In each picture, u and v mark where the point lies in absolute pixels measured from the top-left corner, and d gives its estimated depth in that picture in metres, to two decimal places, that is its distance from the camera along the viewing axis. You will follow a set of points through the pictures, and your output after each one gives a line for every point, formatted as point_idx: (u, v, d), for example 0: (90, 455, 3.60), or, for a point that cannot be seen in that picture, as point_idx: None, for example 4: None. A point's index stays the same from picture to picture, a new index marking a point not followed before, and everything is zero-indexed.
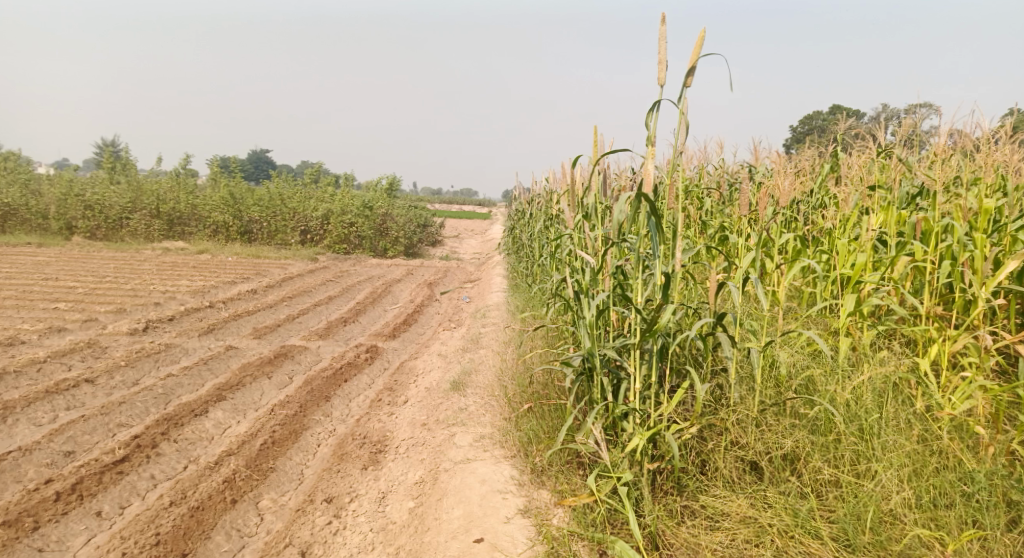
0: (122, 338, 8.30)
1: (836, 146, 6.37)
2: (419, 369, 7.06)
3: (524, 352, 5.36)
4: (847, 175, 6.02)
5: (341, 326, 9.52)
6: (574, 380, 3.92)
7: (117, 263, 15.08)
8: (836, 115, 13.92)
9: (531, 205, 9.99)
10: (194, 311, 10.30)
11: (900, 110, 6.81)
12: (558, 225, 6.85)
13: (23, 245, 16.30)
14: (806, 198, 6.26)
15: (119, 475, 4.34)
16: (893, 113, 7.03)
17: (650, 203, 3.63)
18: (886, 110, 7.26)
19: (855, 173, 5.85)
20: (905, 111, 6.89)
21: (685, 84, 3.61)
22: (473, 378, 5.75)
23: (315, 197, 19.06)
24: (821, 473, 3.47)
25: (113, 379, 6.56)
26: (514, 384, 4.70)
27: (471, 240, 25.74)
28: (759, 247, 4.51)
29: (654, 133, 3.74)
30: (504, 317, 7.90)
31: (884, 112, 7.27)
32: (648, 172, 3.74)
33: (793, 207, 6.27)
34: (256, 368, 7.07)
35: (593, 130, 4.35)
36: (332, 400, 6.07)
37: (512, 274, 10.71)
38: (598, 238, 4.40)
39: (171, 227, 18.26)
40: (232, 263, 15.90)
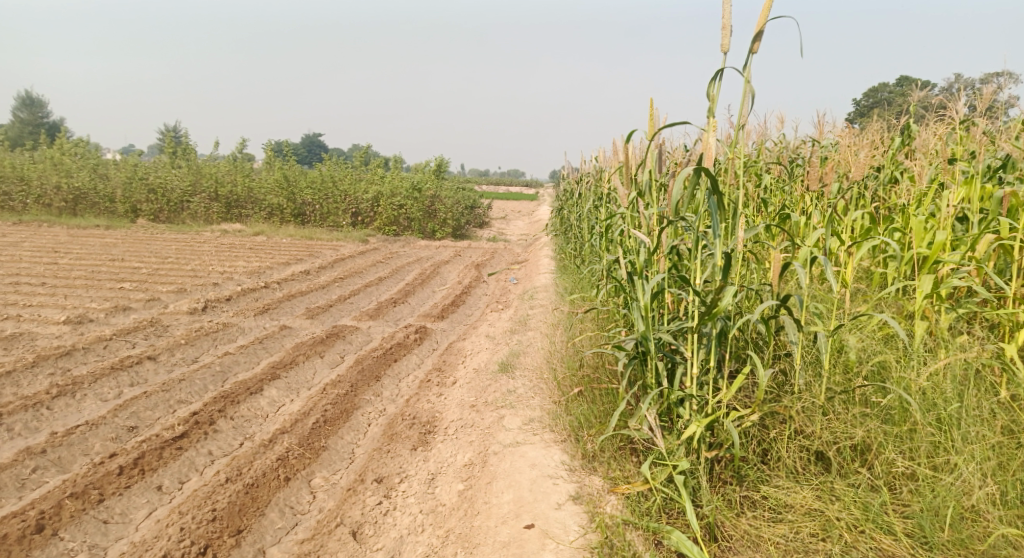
0: (183, 317, 8.52)
1: (909, 118, 6.08)
2: (468, 350, 7.04)
3: (574, 335, 5.28)
4: (921, 149, 5.75)
5: (391, 307, 9.59)
6: (627, 364, 3.86)
7: (178, 244, 15.51)
8: (903, 88, 13.30)
9: (581, 184, 9.85)
10: (250, 291, 10.52)
11: (977, 81, 6.46)
12: (609, 204, 6.73)
13: (92, 228, 16.93)
14: (875, 174, 6.00)
15: (178, 450, 4.42)
16: (969, 83, 6.68)
17: (711, 179, 3.50)
18: (960, 81, 6.93)
19: (929, 147, 5.59)
20: (982, 81, 6.53)
21: (751, 49, 3.47)
22: (522, 360, 5.69)
23: (366, 179, 19.23)
24: (895, 465, 3.34)
25: (174, 356, 6.74)
26: (565, 366, 4.63)
27: (518, 222, 25.64)
28: (828, 227, 4.35)
29: (713, 103, 3.61)
30: (552, 299, 7.83)
31: (958, 83, 6.92)
32: (709, 144, 3.61)
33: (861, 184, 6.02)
34: (309, 347, 7.16)
35: (648, 101, 4.22)
36: (382, 381, 6.09)
37: (560, 255, 10.62)
38: (653, 217, 4.28)
39: (229, 209, 18.70)
40: (287, 245, 16.20)
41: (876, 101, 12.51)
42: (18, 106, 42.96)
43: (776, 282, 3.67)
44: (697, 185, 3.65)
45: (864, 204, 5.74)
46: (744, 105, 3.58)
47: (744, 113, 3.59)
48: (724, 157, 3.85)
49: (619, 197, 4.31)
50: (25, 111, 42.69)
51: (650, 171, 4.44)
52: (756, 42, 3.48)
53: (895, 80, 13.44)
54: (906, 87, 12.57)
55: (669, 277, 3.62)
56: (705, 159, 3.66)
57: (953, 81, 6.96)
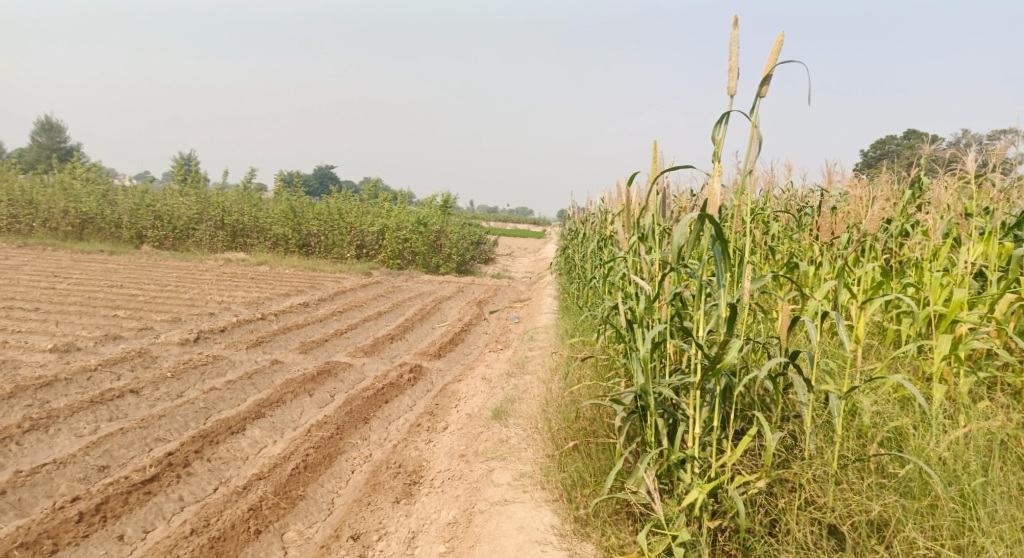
0: (173, 348, 8.31)
1: (920, 170, 5.93)
2: (463, 393, 6.79)
3: (571, 382, 5.05)
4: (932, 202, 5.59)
5: (388, 343, 9.37)
6: (625, 419, 3.65)
7: (180, 272, 15.39)
8: (912, 139, 13.19)
9: (585, 225, 9.69)
10: (246, 322, 10.32)
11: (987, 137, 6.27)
12: (611, 246, 6.55)
13: (95, 253, 16.86)
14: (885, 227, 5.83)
15: (146, 496, 4.18)
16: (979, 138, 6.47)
17: (716, 226, 3.30)
18: (967, 135, 6.80)
19: (941, 201, 5.43)
20: (993, 136, 6.36)
21: (760, 92, 3.30)
22: (516, 406, 5.45)
23: (372, 212, 19.15)
24: (915, 544, 3.12)
25: (158, 390, 6.52)
26: (559, 417, 4.40)
27: (524, 259, 25.48)
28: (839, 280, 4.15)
29: (719, 148, 3.43)
30: (552, 342, 7.59)
31: (966, 137, 6.80)
32: (715, 191, 3.42)
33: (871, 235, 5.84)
34: (299, 385, 6.93)
35: (651, 143, 4.05)
36: (370, 423, 5.85)
37: (563, 295, 10.40)
38: (655, 262, 4.08)
39: (234, 238, 18.61)
40: (289, 276, 16.06)
41: (886, 150, 12.35)
42: (36, 130, 43.48)
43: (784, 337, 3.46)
44: (700, 232, 3.46)
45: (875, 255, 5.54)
46: (751, 150, 3.40)
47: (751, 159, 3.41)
48: (729, 203, 3.66)
49: (620, 241, 4.11)
50: (42, 134, 43.35)
51: (653, 216, 4.25)
52: (765, 85, 3.31)
53: (904, 129, 13.32)
54: (917, 136, 12.43)
55: (671, 328, 3.40)
56: (709, 205, 3.47)
57: (962, 137, 6.77)
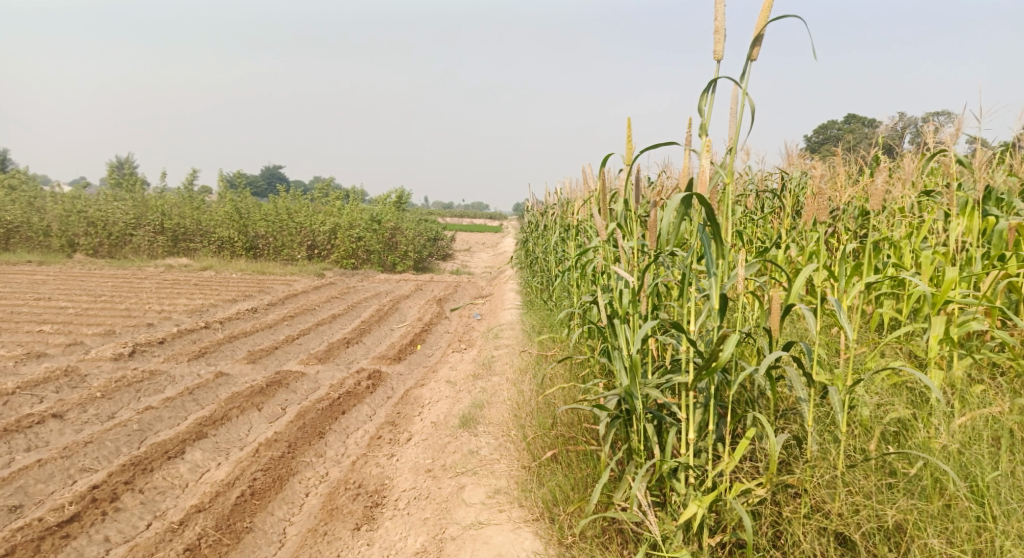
0: (105, 364, 7.68)
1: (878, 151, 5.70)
2: (426, 399, 6.33)
3: (545, 384, 4.64)
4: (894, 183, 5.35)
5: (343, 347, 8.85)
6: (610, 426, 3.26)
7: (116, 281, 14.56)
8: (859, 120, 13.26)
9: (546, 215, 9.30)
10: (188, 332, 9.68)
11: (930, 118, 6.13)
12: (577, 237, 6.17)
13: (24, 264, 15.89)
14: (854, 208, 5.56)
15: (63, 540, 3.69)
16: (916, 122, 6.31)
17: (706, 207, 2.90)
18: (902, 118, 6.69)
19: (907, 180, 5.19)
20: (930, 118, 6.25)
21: (749, 56, 2.93)
22: (485, 412, 5.02)
23: (323, 211, 18.47)
24: (934, 552, 2.75)
25: (85, 414, 5.94)
26: (536, 426, 3.99)
27: (483, 254, 25.02)
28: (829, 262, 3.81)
29: (706, 120, 3.05)
30: (519, 339, 7.19)
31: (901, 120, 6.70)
32: (704, 170, 3.04)
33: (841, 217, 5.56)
34: (246, 399, 6.38)
35: (625, 121, 3.66)
36: (326, 438, 5.36)
37: (527, 289, 10.00)
38: (633, 250, 3.69)
39: (175, 243, 17.74)
40: (236, 280, 15.35)
41: (845, 129, 12.26)
42: None
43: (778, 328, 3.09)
44: (686, 216, 3.04)
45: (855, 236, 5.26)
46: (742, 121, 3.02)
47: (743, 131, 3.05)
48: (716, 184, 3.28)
49: (596, 226, 3.72)
50: None
51: (626, 201, 3.86)
52: (755, 48, 2.95)
53: (852, 113, 13.36)
54: (866, 118, 12.36)
55: (661, 326, 2.98)
56: (698, 186, 3.07)
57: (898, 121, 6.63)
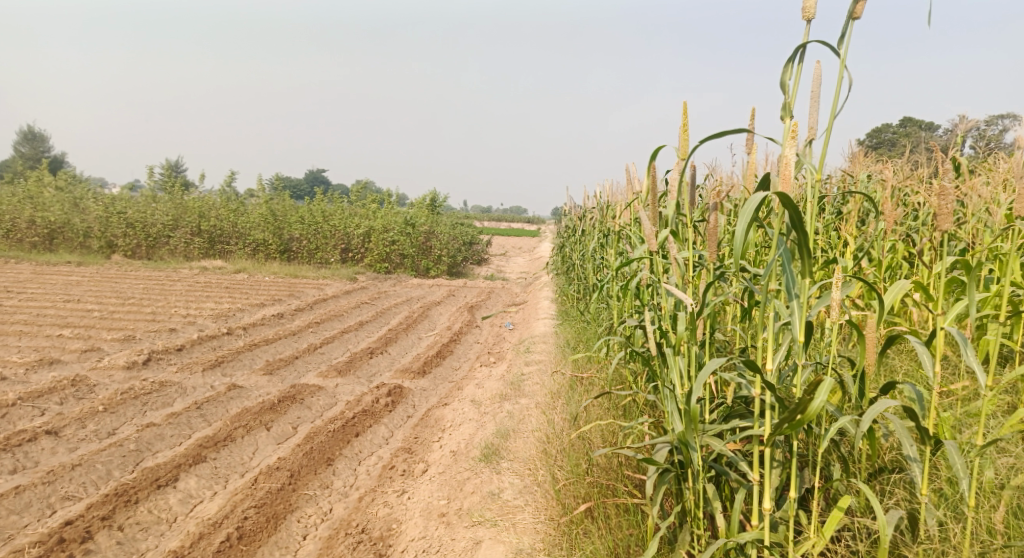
0: (117, 374, 7.30)
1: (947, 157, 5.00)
2: (449, 420, 5.77)
3: (577, 417, 4.04)
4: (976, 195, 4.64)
5: (367, 358, 8.36)
6: (663, 481, 2.69)
7: (148, 282, 14.34)
8: (913, 124, 12.41)
9: (583, 220, 8.68)
10: (209, 339, 9.28)
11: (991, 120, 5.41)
12: (618, 244, 5.55)
13: (62, 264, 15.84)
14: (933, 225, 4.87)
15: None
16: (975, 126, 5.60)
17: (794, 213, 2.26)
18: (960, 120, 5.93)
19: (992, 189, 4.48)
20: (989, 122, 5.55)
21: (852, 13, 2.45)
22: (511, 443, 4.44)
23: (359, 214, 18.11)
24: None
25: (83, 430, 5.53)
26: (568, 472, 3.41)
27: (519, 259, 24.45)
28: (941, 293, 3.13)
29: (790, 98, 2.48)
30: (552, 355, 6.59)
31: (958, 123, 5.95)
32: (788, 161, 2.41)
33: (917, 233, 4.86)
34: (255, 416, 5.89)
35: (680, 107, 3.11)
36: (335, 466, 4.85)
37: (563, 298, 9.39)
38: (690, 262, 3.09)
39: (211, 245, 17.53)
40: (268, 283, 15.05)
41: (903, 132, 11.37)
42: (19, 140, 42.50)
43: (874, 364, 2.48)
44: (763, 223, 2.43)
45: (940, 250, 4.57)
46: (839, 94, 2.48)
47: (839, 109, 2.49)
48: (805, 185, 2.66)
49: (644, 233, 3.12)
50: (26, 145, 42.51)
51: (681, 202, 3.25)
52: (857, 4, 2.46)
53: (908, 118, 12.44)
54: (919, 123, 11.46)
55: (732, 364, 2.38)
56: (780, 184, 2.44)
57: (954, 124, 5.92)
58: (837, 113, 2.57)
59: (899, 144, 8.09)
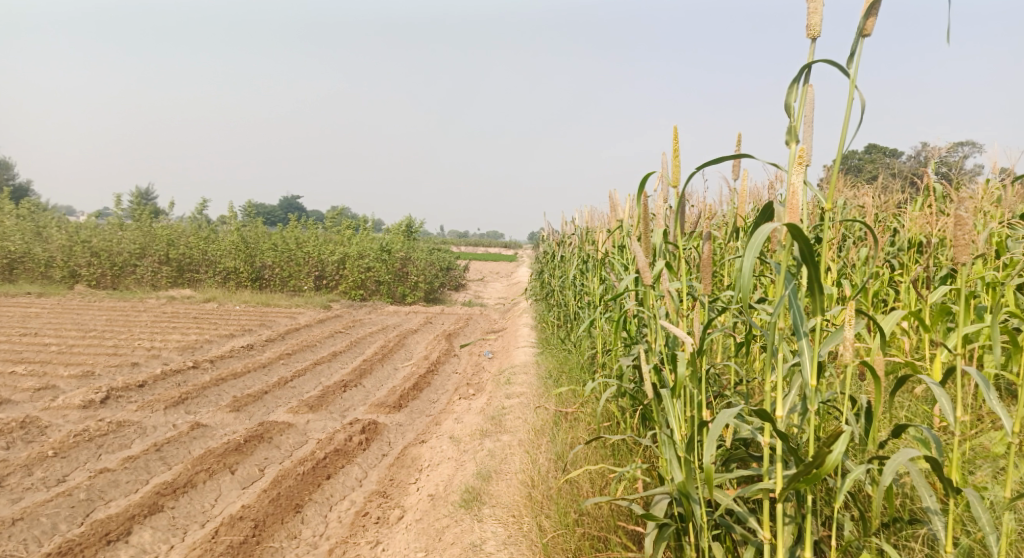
0: (72, 414, 6.88)
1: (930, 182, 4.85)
2: (426, 458, 5.46)
3: (564, 459, 3.78)
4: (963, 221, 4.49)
5: (340, 391, 8.01)
6: (663, 538, 2.43)
7: (112, 314, 13.83)
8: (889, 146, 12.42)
9: (563, 245, 8.45)
10: (174, 373, 8.86)
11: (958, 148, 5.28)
12: (601, 271, 5.32)
13: (22, 295, 15.27)
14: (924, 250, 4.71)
15: None
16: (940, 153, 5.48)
17: (805, 246, 2.03)
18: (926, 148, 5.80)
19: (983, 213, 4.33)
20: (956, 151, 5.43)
21: (863, 30, 2.26)
22: (492, 487, 4.15)
23: (333, 240, 17.74)
24: None
25: (29, 478, 5.14)
26: (556, 522, 3.14)
27: (497, 284, 24.17)
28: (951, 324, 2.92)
29: (797, 121, 2.27)
30: (534, 386, 6.32)
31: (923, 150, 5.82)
32: (796, 189, 2.18)
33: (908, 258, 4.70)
34: (219, 458, 5.53)
35: (673, 132, 2.92)
36: (304, 513, 4.51)
37: (543, 325, 9.12)
38: (685, 296, 2.86)
39: (180, 274, 17.04)
40: (239, 313, 14.61)
41: (879, 153, 11.36)
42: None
43: (887, 406, 2.25)
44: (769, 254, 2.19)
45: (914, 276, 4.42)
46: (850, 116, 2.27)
47: (849, 135, 2.29)
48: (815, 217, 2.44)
49: (636, 263, 2.88)
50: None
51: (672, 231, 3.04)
52: (868, 20, 2.29)
53: (883, 141, 12.45)
54: (885, 147, 11.51)
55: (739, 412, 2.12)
56: (787, 215, 2.20)
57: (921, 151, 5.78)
58: (847, 137, 2.36)
59: (873, 166, 8.00)
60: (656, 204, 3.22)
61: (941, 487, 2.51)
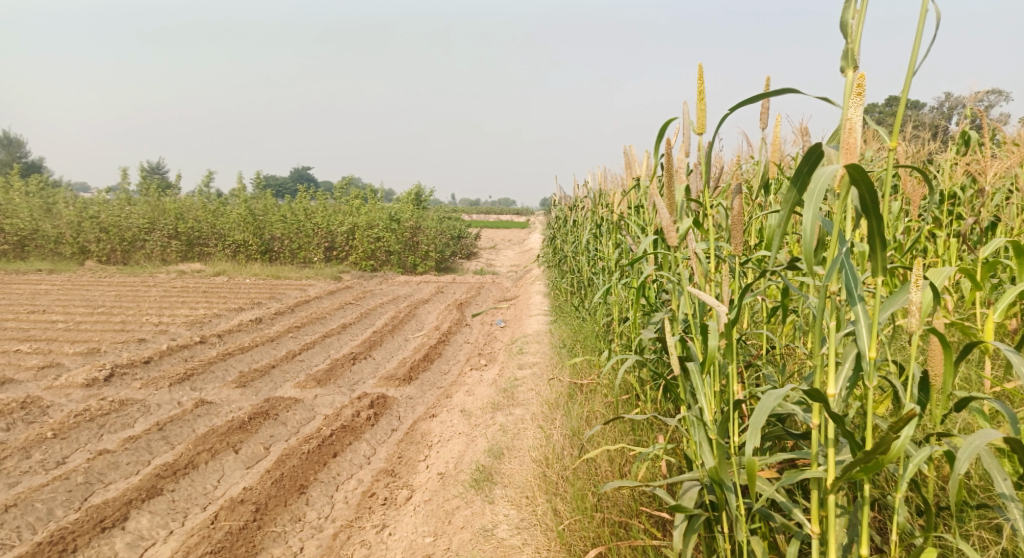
0: (75, 393, 6.72)
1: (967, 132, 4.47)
2: (437, 434, 5.24)
3: (580, 437, 3.53)
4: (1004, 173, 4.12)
5: (349, 365, 7.81)
6: (693, 528, 2.19)
7: (122, 289, 13.70)
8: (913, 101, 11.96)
9: (575, 209, 8.13)
10: (181, 349, 8.68)
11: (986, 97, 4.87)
12: (617, 232, 5.02)
13: (33, 273, 15.16)
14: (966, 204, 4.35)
15: None
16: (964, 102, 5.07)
17: (870, 194, 1.83)
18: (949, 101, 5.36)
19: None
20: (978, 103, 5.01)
21: None
22: (505, 464, 3.91)
23: (342, 211, 17.48)
24: None
25: (27, 462, 4.97)
26: (574, 508, 2.90)
27: (508, 253, 23.91)
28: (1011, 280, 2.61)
29: (855, 45, 1.99)
30: (548, 357, 6.07)
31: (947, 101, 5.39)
32: (855, 123, 1.88)
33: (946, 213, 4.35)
34: (222, 436, 5.34)
35: (699, 71, 2.63)
36: (309, 494, 4.31)
37: (555, 293, 8.85)
38: (711, 259, 2.59)
39: (190, 248, 16.88)
40: (249, 286, 14.44)
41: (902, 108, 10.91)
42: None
43: (952, 377, 1.98)
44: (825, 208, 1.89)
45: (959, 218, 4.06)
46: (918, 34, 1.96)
47: (918, 58, 1.97)
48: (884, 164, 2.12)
49: (659, 224, 2.59)
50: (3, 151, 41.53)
51: (686, 189, 2.80)
52: None
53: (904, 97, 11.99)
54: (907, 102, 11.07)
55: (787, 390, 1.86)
56: (841, 155, 1.90)
57: (943, 101, 5.35)
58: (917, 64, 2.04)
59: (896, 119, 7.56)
60: (676, 158, 2.92)
61: (1012, 466, 2.23)
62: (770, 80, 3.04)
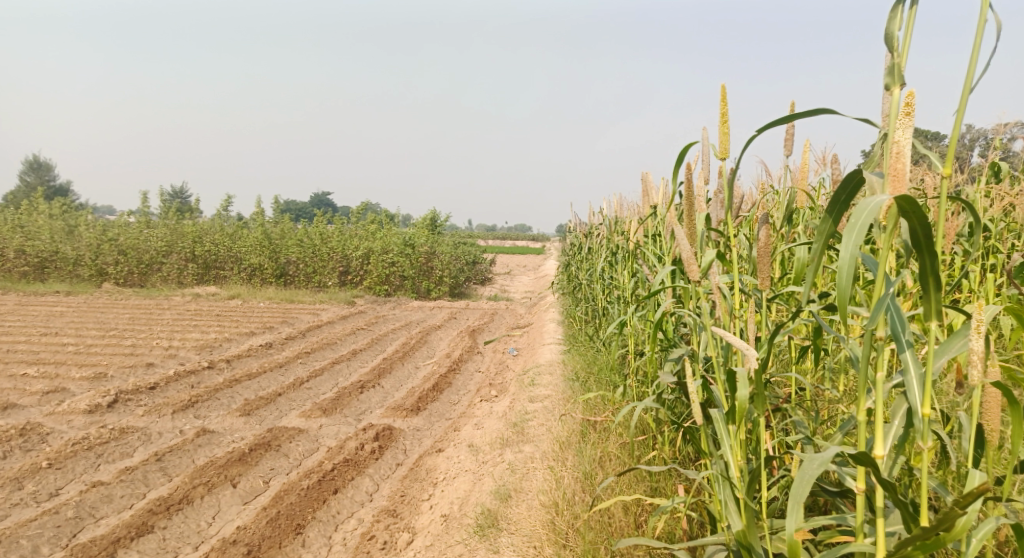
0: (76, 420, 6.57)
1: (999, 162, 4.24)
2: (442, 470, 5.02)
3: (591, 482, 3.31)
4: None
5: (357, 393, 7.61)
6: None
7: (136, 312, 13.63)
8: None
9: (591, 236, 7.93)
10: (188, 375, 8.53)
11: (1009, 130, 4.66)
12: (634, 260, 4.81)
13: (50, 295, 15.16)
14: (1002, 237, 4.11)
15: None
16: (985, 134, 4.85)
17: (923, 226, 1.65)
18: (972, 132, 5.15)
19: None
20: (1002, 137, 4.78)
21: None
22: (512, 508, 3.68)
23: (358, 235, 17.40)
24: None
25: (20, 493, 4.81)
26: None
27: (524, 278, 23.71)
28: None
29: (902, 59, 1.82)
30: (561, 389, 5.84)
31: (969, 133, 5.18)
32: (902, 147, 1.68)
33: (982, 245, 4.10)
34: (221, 469, 5.15)
35: (721, 90, 2.45)
36: (305, 535, 4.10)
37: (570, 322, 8.62)
38: (736, 295, 2.39)
39: (206, 271, 16.85)
40: (263, 310, 14.34)
41: None
42: (24, 170, 42.06)
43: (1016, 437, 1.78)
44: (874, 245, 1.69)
45: (996, 251, 3.82)
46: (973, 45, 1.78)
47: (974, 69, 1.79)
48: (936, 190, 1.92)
49: (681, 257, 2.38)
50: (30, 173, 42.19)
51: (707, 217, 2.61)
52: None
53: None
54: None
55: (829, 455, 1.68)
56: (889, 184, 1.70)
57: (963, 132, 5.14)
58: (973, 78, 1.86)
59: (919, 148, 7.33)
60: (696, 185, 2.73)
61: None
62: (795, 103, 2.87)
